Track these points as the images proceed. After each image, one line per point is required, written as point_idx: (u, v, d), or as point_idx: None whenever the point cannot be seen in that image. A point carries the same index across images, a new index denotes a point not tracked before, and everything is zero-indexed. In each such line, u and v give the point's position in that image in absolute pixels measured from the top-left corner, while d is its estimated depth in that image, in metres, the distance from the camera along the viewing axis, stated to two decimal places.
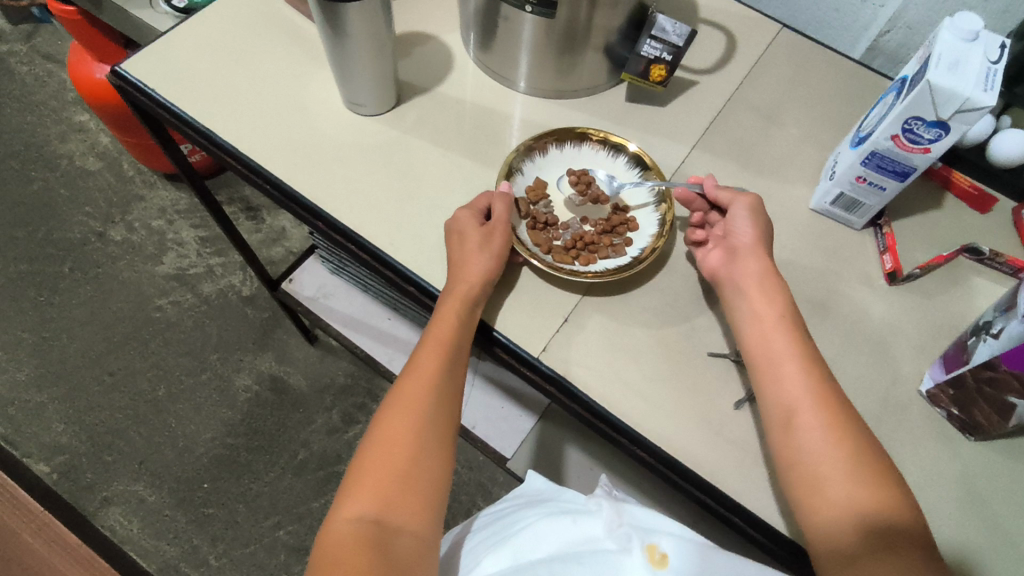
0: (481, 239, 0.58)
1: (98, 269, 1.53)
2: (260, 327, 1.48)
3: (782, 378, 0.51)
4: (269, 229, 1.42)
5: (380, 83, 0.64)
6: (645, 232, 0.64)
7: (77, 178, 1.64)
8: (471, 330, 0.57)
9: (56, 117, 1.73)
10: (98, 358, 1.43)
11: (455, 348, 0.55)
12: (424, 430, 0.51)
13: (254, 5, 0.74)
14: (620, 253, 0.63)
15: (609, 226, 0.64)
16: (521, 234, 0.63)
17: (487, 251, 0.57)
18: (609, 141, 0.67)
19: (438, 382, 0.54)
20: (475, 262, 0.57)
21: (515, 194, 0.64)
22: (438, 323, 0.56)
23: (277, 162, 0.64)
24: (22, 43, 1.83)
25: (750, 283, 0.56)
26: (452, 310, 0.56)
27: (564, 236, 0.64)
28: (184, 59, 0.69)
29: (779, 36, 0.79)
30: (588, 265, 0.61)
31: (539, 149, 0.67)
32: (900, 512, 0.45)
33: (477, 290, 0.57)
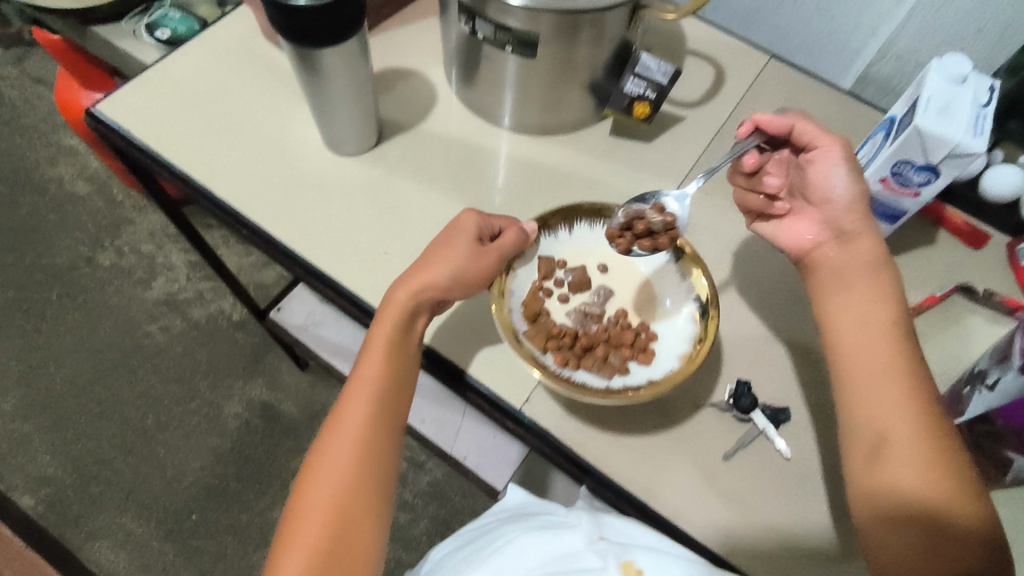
0: (447, 252, 0.55)
1: (87, 295, 1.51)
2: (250, 352, 1.47)
3: (865, 348, 0.49)
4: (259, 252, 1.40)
5: (359, 122, 0.63)
6: (649, 372, 0.56)
7: (67, 203, 1.63)
8: (410, 350, 0.55)
9: (46, 141, 1.72)
10: (86, 387, 1.41)
11: (392, 369, 0.53)
12: (356, 480, 0.51)
13: (234, 41, 0.72)
14: (603, 372, 0.55)
15: (619, 342, 0.58)
16: (520, 291, 0.59)
17: (450, 270, 0.54)
18: (684, 251, 0.60)
19: (373, 417, 0.52)
20: (430, 283, 0.54)
21: (540, 247, 0.61)
22: (368, 355, 0.54)
23: (255, 204, 0.63)
24: (13, 66, 1.82)
25: (846, 258, 0.53)
26: (384, 332, 0.54)
27: (569, 319, 0.60)
28: (160, 99, 0.67)
29: (768, 67, 0.78)
30: (556, 364, 0.55)
31: (607, 219, 0.63)
32: (944, 499, 0.42)
33: (413, 314, 0.54)
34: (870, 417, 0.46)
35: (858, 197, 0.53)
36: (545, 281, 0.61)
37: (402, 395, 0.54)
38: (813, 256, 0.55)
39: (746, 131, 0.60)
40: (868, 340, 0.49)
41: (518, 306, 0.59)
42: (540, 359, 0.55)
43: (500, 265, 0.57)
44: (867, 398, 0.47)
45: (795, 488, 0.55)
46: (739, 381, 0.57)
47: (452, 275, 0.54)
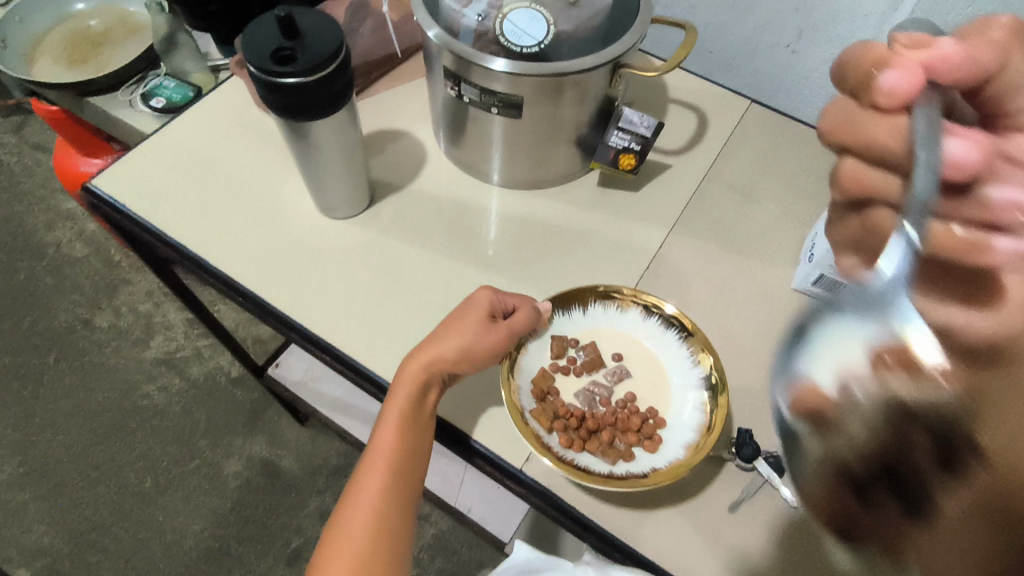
0: (462, 324, 0.55)
1: (84, 358, 1.51)
2: (250, 408, 1.45)
3: None
4: None
5: (351, 186, 0.64)
6: (652, 461, 0.55)
7: (64, 266, 1.64)
8: (423, 423, 0.54)
9: (43, 206, 1.74)
10: (83, 452, 1.39)
11: (409, 438, 0.53)
12: (370, 554, 0.50)
13: (227, 111, 0.74)
14: (607, 457, 0.55)
15: (626, 425, 0.57)
16: (530, 369, 0.60)
17: (464, 339, 0.54)
18: (696, 336, 0.59)
19: (387, 489, 0.51)
20: (445, 352, 0.54)
21: (553, 327, 0.61)
22: (383, 425, 0.53)
23: (251, 271, 0.63)
24: (12, 134, 1.86)
25: None
26: (397, 402, 0.53)
27: (576, 399, 0.60)
28: (154, 172, 0.69)
29: (749, 112, 0.80)
30: (559, 445, 0.55)
31: (621, 303, 0.63)
32: None
33: (429, 383, 0.54)
34: None
35: None
36: (558, 359, 0.61)
37: (418, 464, 0.54)
38: None
39: (913, 90, 0.35)
40: None
41: (526, 382, 0.59)
42: (544, 439, 0.55)
43: (513, 340, 0.57)
44: None
45: (804, 537, 0.54)
46: (741, 429, 0.56)
47: (461, 347, 0.54)
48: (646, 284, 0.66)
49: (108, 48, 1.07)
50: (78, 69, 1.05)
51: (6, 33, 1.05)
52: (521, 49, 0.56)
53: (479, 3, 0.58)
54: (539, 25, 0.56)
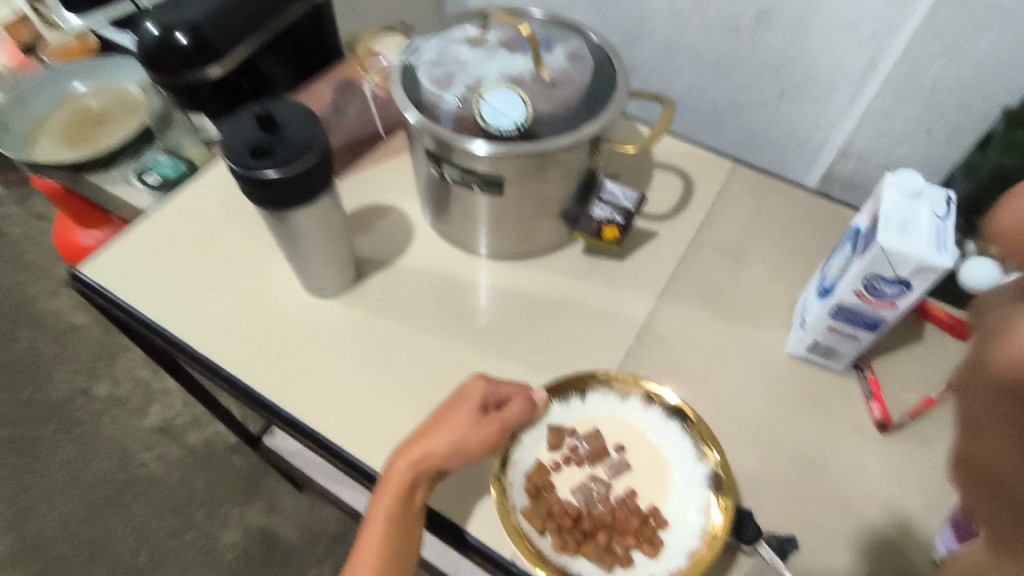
0: (453, 420, 0.54)
1: (81, 428, 1.49)
2: (248, 476, 1.42)
3: None
4: None
5: (336, 266, 0.64)
6: (649, 571, 0.53)
7: (64, 334, 1.64)
8: (412, 521, 0.52)
9: (46, 274, 1.76)
10: (78, 526, 1.36)
11: (396, 537, 0.51)
12: None
13: (217, 193, 0.75)
14: (604, 563, 0.53)
15: (626, 528, 0.54)
16: (523, 463, 0.57)
17: (455, 437, 0.53)
18: (697, 431, 0.58)
19: None
20: (435, 451, 0.52)
21: (549, 419, 0.60)
22: (369, 527, 0.52)
23: (236, 356, 0.63)
24: (17, 204, 1.90)
25: None
26: (384, 503, 0.51)
27: (574, 495, 0.57)
28: (142, 256, 0.69)
29: (734, 172, 0.80)
30: (552, 551, 0.53)
31: (621, 391, 0.61)
32: None
33: (418, 482, 0.52)
34: None
35: None
36: (554, 452, 0.59)
37: (405, 563, 0.52)
38: None
39: None
40: None
41: (520, 476, 0.57)
42: (538, 545, 0.53)
43: (505, 435, 0.55)
44: None
45: None
46: (740, 509, 0.55)
47: (452, 445, 0.52)
48: (637, 355, 0.65)
49: (105, 127, 1.10)
50: (76, 148, 1.08)
51: (6, 117, 1.08)
52: (499, 130, 0.56)
53: (456, 88, 0.59)
54: (517, 107, 0.57)
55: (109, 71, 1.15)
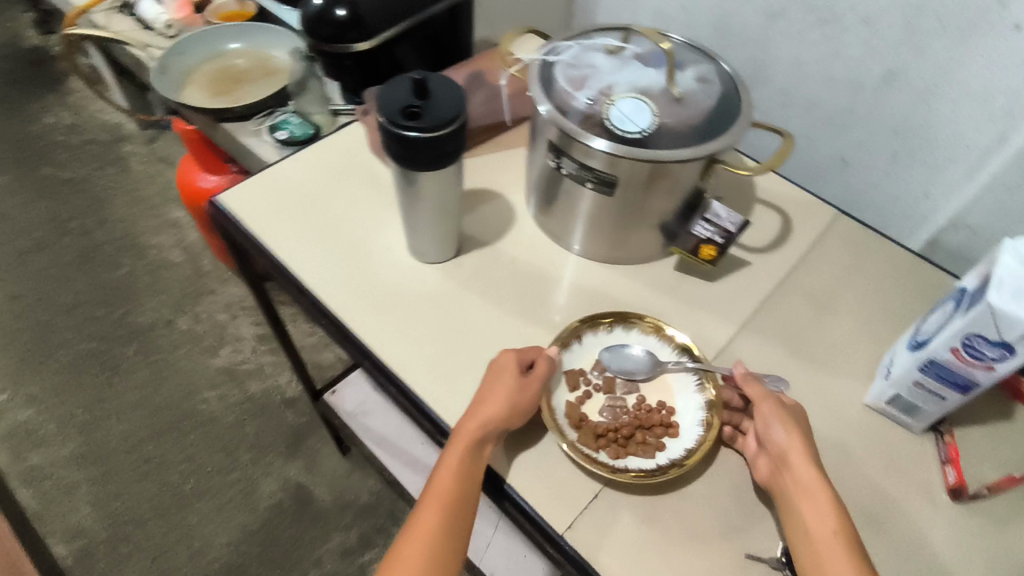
0: (506, 382, 0.58)
1: (158, 354, 1.60)
2: (295, 431, 1.48)
3: (806, 513, 0.52)
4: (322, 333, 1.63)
5: (443, 235, 0.69)
6: (684, 441, 0.59)
7: (161, 268, 1.77)
8: (477, 475, 0.56)
9: (155, 212, 1.91)
10: (138, 444, 1.45)
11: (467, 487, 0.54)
12: None
13: (343, 152, 0.81)
14: (648, 454, 0.58)
15: (644, 422, 0.61)
16: (557, 403, 0.61)
17: (514, 396, 0.57)
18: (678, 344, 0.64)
19: (441, 539, 0.52)
20: (497, 407, 0.57)
21: (565, 367, 0.63)
22: (438, 477, 0.54)
23: (340, 299, 0.68)
24: (144, 145, 2.08)
25: (801, 493, 0.53)
26: (454, 456, 0.55)
27: (602, 415, 0.62)
28: (271, 195, 0.76)
29: (836, 221, 0.80)
30: (610, 459, 0.58)
31: (604, 327, 0.66)
32: None
33: (484, 437, 0.56)
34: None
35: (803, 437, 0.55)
36: (574, 393, 0.63)
37: (470, 514, 0.55)
38: (765, 477, 0.56)
39: None
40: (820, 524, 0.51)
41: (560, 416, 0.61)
42: (599, 459, 0.57)
43: (546, 394, 0.60)
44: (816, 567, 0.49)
45: None
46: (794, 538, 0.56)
47: (512, 404, 0.57)
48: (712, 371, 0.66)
49: (246, 86, 1.21)
50: (218, 100, 1.19)
51: (167, 64, 1.21)
52: (625, 134, 0.59)
53: (589, 89, 0.63)
54: (643, 114, 0.60)
55: (260, 36, 1.27)
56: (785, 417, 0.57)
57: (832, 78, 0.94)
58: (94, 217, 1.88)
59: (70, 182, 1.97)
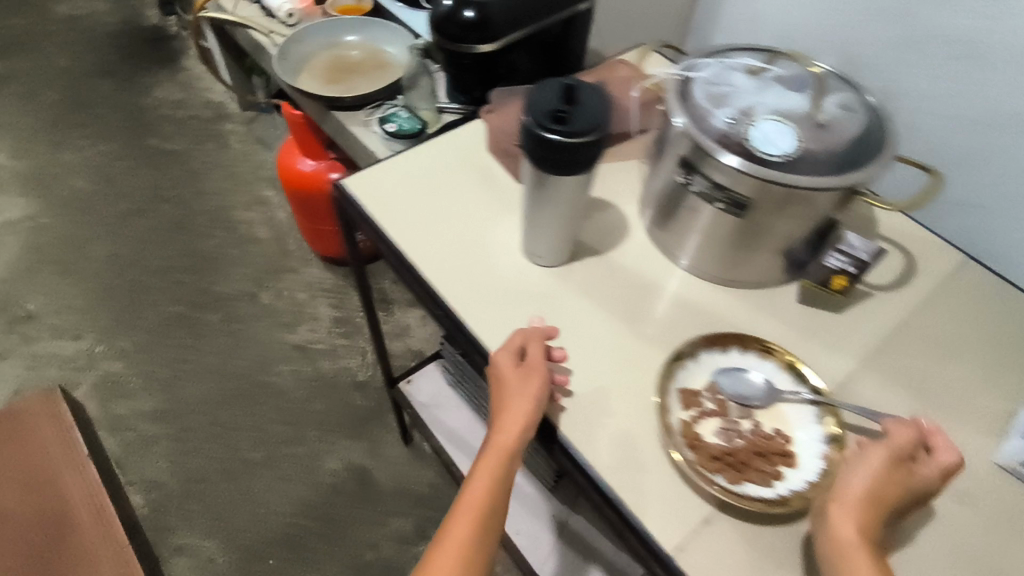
0: (526, 385, 0.60)
1: (239, 325, 1.66)
2: (362, 414, 1.51)
3: (853, 573, 0.49)
4: (396, 323, 1.69)
5: (558, 239, 0.69)
6: (804, 474, 0.58)
7: (248, 242, 1.84)
8: (507, 481, 0.59)
9: (248, 189, 1.99)
10: (214, 408, 1.51)
11: (496, 487, 0.58)
12: None
13: (461, 148, 0.83)
14: (766, 482, 0.57)
15: (762, 449, 0.59)
16: (674, 422, 0.61)
17: (531, 398, 0.60)
18: (795, 368, 0.64)
19: (477, 543, 0.56)
20: (520, 413, 0.59)
21: (680, 385, 0.63)
22: (473, 487, 0.58)
23: (450, 290, 0.69)
24: (243, 125, 2.18)
25: (846, 554, 0.50)
26: (488, 467, 0.58)
27: (716, 438, 0.61)
28: (390, 184, 0.78)
29: (964, 267, 0.76)
30: (729, 485, 0.56)
31: (719, 346, 0.66)
32: None
33: (513, 443, 0.59)
34: None
35: (869, 494, 0.52)
36: (686, 411, 0.62)
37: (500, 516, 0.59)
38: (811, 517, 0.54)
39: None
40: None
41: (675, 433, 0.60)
42: (719, 483, 0.56)
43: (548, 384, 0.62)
44: None
45: None
46: None
47: (533, 407, 0.59)
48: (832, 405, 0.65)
49: (358, 76, 1.26)
50: (330, 87, 1.24)
51: (288, 49, 1.27)
52: (766, 156, 0.58)
53: (730, 109, 0.62)
54: (788, 139, 0.60)
55: (377, 31, 1.31)
56: (887, 472, 0.53)
57: (971, 116, 0.90)
58: (191, 189, 1.98)
59: (172, 154, 2.08)
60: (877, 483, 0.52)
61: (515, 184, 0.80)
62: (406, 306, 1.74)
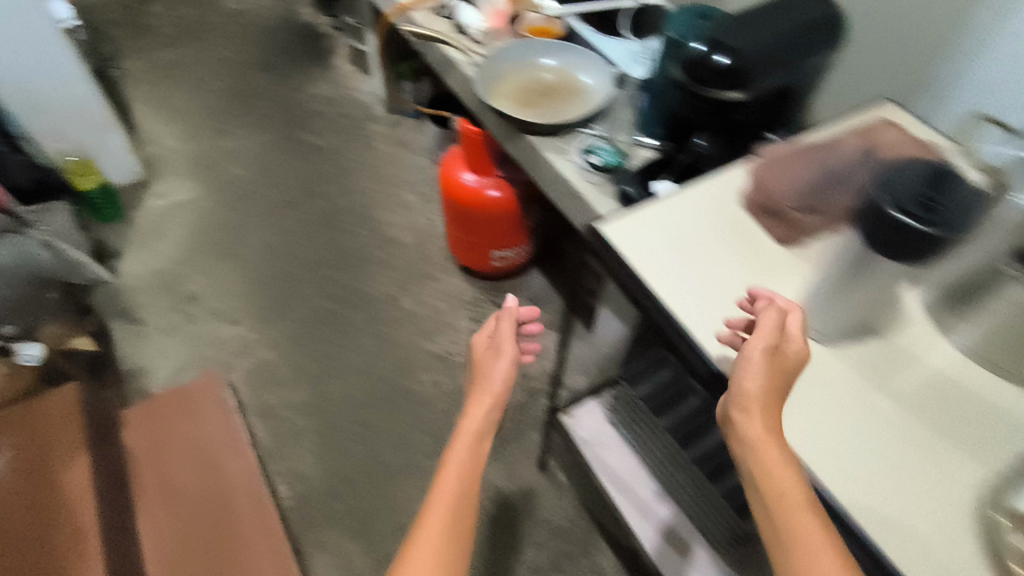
0: (501, 351, 0.88)
1: (383, 328, 1.69)
2: (500, 435, 1.52)
3: (774, 468, 0.58)
4: (532, 344, 1.68)
5: (837, 314, 0.73)
6: None
7: (392, 245, 1.87)
8: (491, 415, 0.82)
9: (392, 191, 2.03)
10: (358, 409, 1.54)
11: (488, 414, 0.81)
12: (464, 489, 0.72)
13: (716, 198, 0.83)
14: None
15: None
16: None
17: (506, 361, 0.86)
18: None
19: (474, 455, 0.76)
20: (500, 371, 0.86)
21: None
22: (470, 417, 0.81)
23: (730, 356, 0.69)
24: (389, 127, 2.23)
25: (762, 448, 0.59)
26: (485, 405, 0.82)
27: None
28: (650, 236, 0.80)
29: None
30: None
31: None
32: (833, 553, 0.53)
33: (497, 389, 0.84)
34: (791, 529, 0.55)
35: (763, 389, 0.61)
36: None
37: (484, 439, 0.79)
38: (726, 419, 0.64)
39: None
40: (778, 472, 0.58)
41: None
42: None
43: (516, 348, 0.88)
44: (779, 509, 0.56)
45: None
46: None
47: (507, 364, 0.86)
48: None
49: (552, 101, 1.25)
50: (523, 109, 1.24)
51: (485, 68, 1.29)
52: None
53: None
54: None
55: (574, 55, 1.30)
56: (770, 361, 0.63)
57: None
58: (339, 186, 2.03)
59: (321, 150, 2.15)
60: (765, 377, 0.62)
61: (774, 244, 0.79)
62: (543, 326, 1.72)
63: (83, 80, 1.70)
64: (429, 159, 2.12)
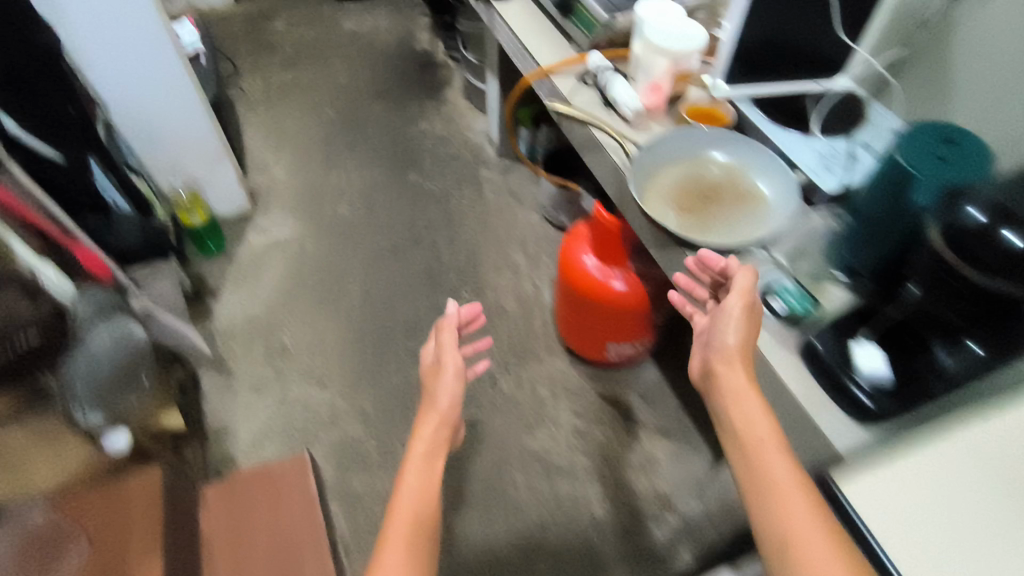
0: (450, 341, 1.07)
1: (478, 412, 1.54)
2: (598, 564, 1.33)
3: (768, 456, 0.72)
4: (641, 453, 1.48)
5: None
6: None
7: (495, 313, 1.72)
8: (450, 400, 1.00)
9: (498, 248, 1.87)
10: (446, 508, 1.40)
11: (443, 401, 0.99)
12: (432, 473, 0.90)
13: (989, 459, 0.68)
14: None
15: None
16: None
17: (455, 352, 1.05)
18: None
19: (434, 438, 0.95)
20: (450, 359, 1.04)
21: None
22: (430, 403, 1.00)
23: None
24: (499, 173, 2.08)
25: (744, 401, 0.79)
26: (440, 392, 1.00)
27: None
28: (905, 506, 0.65)
29: None
30: None
31: None
32: (817, 518, 0.65)
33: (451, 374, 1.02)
34: (789, 516, 0.66)
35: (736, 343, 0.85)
36: None
37: (444, 420, 0.97)
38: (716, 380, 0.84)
39: None
40: (772, 453, 0.73)
41: None
42: None
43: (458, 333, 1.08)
44: (776, 487, 0.69)
45: None
46: None
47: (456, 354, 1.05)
48: None
49: (722, 214, 1.04)
50: (684, 219, 1.04)
51: (641, 163, 1.09)
52: None
53: None
54: None
55: (753, 158, 1.09)
56: (745, 314, 0.86)
57: None
58: (444, 237, 1.90)
59: (429, 193, 2.02)
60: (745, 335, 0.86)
61: None
62: (654, 431, 1.51)
63: (203, 118, 1.66)
64: (540, 216, 1.96)
